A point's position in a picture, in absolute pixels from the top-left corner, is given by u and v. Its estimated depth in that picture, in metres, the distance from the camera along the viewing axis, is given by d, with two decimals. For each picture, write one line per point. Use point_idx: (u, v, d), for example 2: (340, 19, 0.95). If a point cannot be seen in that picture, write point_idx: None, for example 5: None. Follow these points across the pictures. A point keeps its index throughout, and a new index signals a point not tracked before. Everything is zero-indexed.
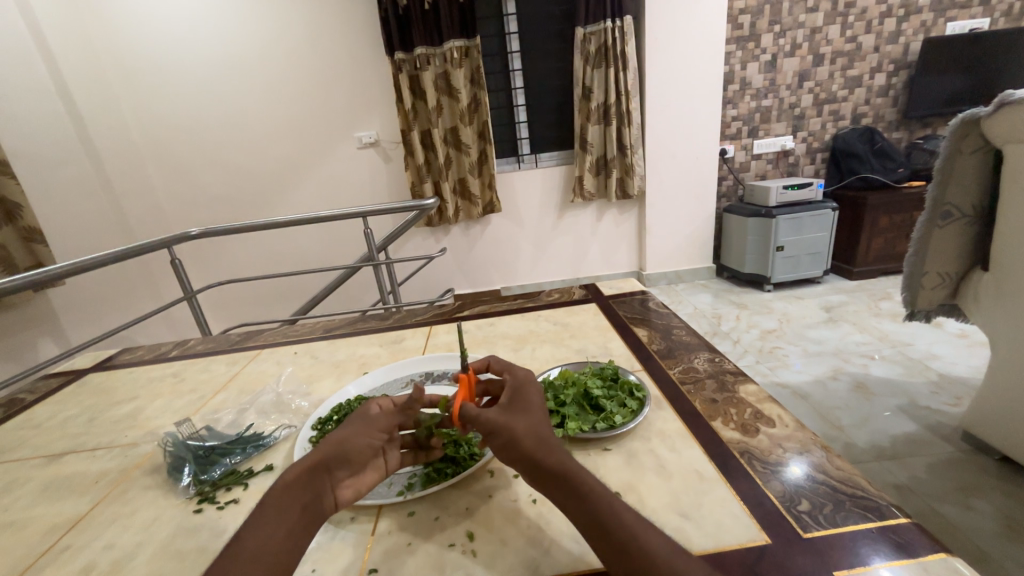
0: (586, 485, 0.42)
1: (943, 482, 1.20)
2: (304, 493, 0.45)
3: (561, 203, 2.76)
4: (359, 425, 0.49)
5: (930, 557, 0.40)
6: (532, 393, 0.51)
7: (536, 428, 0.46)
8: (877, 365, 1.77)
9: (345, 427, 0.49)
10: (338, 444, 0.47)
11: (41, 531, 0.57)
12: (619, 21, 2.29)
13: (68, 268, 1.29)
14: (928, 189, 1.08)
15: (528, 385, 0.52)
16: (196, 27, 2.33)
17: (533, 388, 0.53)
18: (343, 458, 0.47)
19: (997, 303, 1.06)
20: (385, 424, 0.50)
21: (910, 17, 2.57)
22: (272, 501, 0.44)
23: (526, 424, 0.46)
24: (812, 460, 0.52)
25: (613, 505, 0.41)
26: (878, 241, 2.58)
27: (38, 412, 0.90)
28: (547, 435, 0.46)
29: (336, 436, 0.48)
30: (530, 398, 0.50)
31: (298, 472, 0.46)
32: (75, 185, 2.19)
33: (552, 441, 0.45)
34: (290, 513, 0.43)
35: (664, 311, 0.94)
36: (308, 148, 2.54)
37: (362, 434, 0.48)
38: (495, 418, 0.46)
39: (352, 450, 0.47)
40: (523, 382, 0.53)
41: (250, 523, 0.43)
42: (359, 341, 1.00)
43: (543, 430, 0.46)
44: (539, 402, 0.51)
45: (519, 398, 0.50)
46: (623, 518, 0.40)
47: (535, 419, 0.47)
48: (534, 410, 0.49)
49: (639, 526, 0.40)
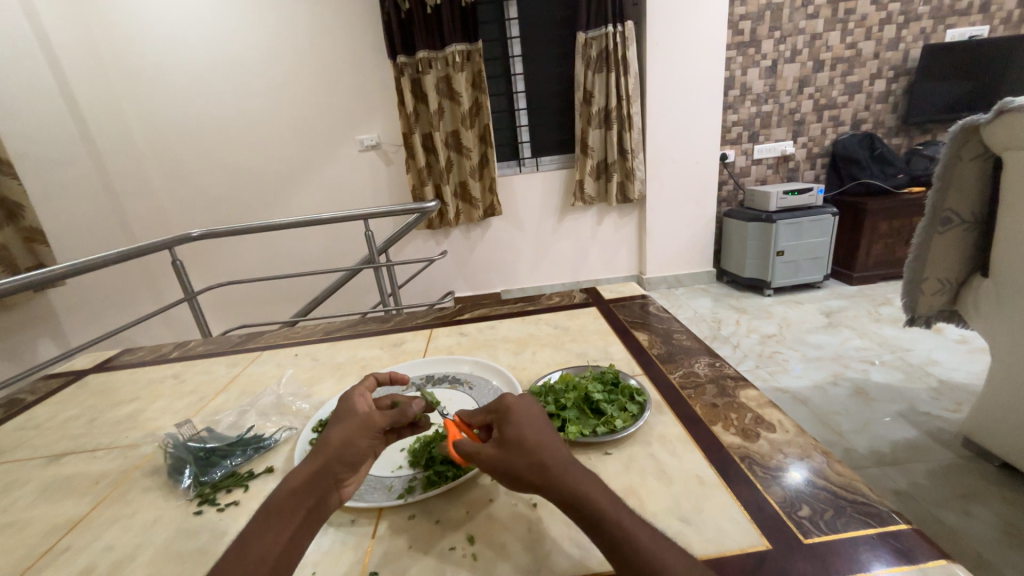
0: (598, 510, 0.40)
1: (944, 489, 1.19)
2: (311, 496, 0.45)
3: (562, 207, 2.77)
4: (357, 423, 0.50)
5: (932, 564, 0.40)
6: (519, 413, 0.47)
7: (533, 456, 0.43)
8: (877, 370, 1.77)
9: (342, 426, 0.49)
10: (340, 445, 0.48)
11: (41, 533, 0.57)
12: (620, 26, 2.30)
13: (68, 269, 1.29)
14: (928, 195, 1.09)
15: (511, 407, 0.48)
16: (199, 30, 2.34)
17: (521, 405, 0.49)
18: (346, 458, 0.47)
19: (996, 308, 1.06)
20: (382, 419, 0.51)
21: (910, 24, 2.58)
22: (277, 505, 0.44)
23: (521, 455, 0.44)
24: (812, 466, 0.52)
25: (628, 530, 0.39)
26: (878, 247, 2.58)
27: (38, 413, 0.90)
28: (547, 459, 0.43)
29: (336, 437, 0.48)
30: (522, 421, 0.46)
31: (304, 476, 0.46)
32: (77, 186, 2.20)
33: (554, 467, 0.42)
34: (296, 517, 0.43)
35: (665, 315, 0.94)
36: (309, 150, 2.55)
37: (362, 433, 0.49)
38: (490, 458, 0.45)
39: (354, 449, 0.48)
40: (506, 405, 0.49)
41: (253, 530, 0.42)
42: (360, 343, 1.00)
43: (542, 456, 0.43)
44: (528, 421, 0.47)
45: (509, 424, 0.47)
46: (639, 545, 0.39)
47: (530, 443, 0.44)
48: (525, 434, 0.45)
49: (656, 552, 0.38)
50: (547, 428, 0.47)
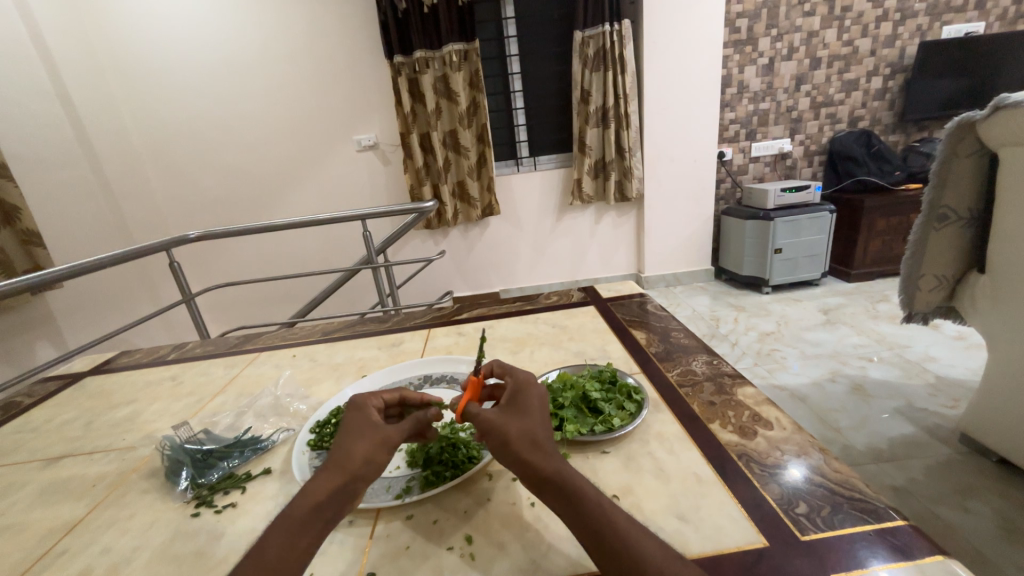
0: (577, 488, 0.42)
1: (941, 484, 1.20)
2: (330, 509, 0.45)
3: (560, 205, 2.76)
4: (379, 437, 0.49)
5: (927, 559, 0.40)
6: (531, 395, 0.51)
7: (532, 433, 0.46)
8: (875, 367, 1.77)
9: (360, 440, 0.48)
10: (363, 461, 0.47)
11: (38, 535, 0.57)
12: (617, 25, 2.30)
13: (66, 271, 1.29)
14: (925, 191, 1.09)
15: (527, 387, 0.52)
16: (195, 30, 2.33)
17: (534, 390, 0.52)
18: (367, 474, 0.47)
19: (994, 304, 1.06)
20: (400, 436, 0.50)
21: (906, 21, 2.58)
22: (297, 517, 0.44)
23: (521, 428, 0.46)
24: (809, 463, 0.52)
25: (603, 509, 0.41)
26: (876, 244, 2.59)
27: (35, 416, 0.90)
28: (543, 439, 0.46)
29: (360, 450, 0.48)
30: (528, 402, 0.50)
31: (326, 488, 0.45)
32: (74, 188, 2.19)
33: (547, 445, 0.45)
34: (315, 526, 0.44)
35: (662, 314, 0.94)
36: (307, 151, 2.55)
37: (385, 448, 0.48)
38: (491, 418, 0.47)
39: (377, 465, 0.48)
40: (523, 384, 0.52)
41: (273, 539, 0.42)
42: (358, 343, 1.00)
43: (539, 433, 0.46)
44: (537, 403, 0.50)
45: (518, 400, 0.50)
46: (611, 522, 0.40)
47: (532, 422, 0.47)
48: (531, 413, 0.48)
49: (631, 534, 0.39)
50: (543, 414, 0.50)
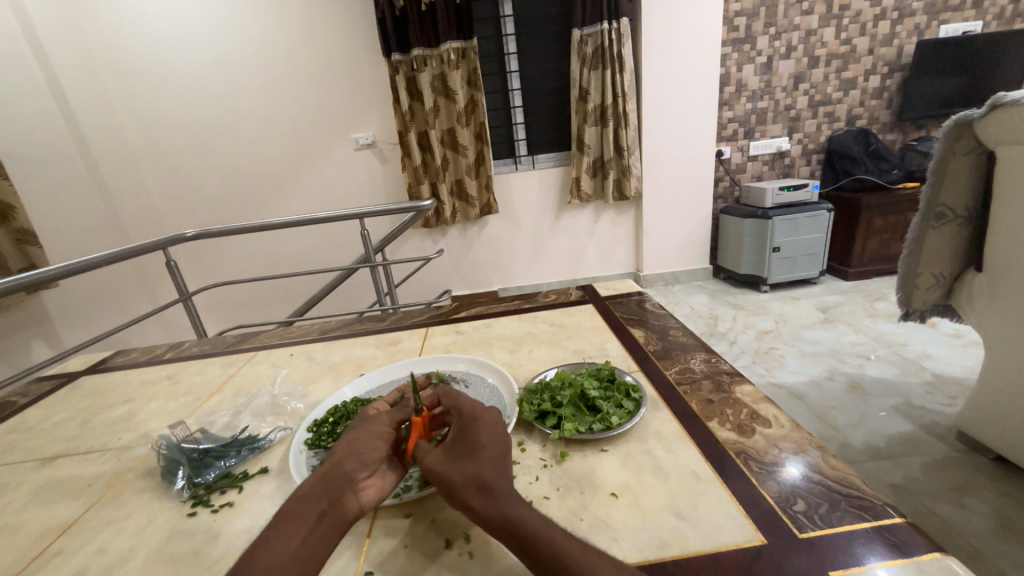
0: (529, 528, 0.42)
1: (939, 481, 1.20)
2: (322, 500, 0.46)
3: (559, 203, 2.76)
4: (365, 425, 0.52)
5: (925, 557, 0.40)
6: (482, 428, 0.50)
7: (480, 475, 0.46)
8: (872, 365, 1.78)
9: (350, 431, 0.52)
10: (347, 449, 0.49)
11: (34, 535, 0.57)
12: (615, 23, 2.30)
13: (60, 270, 1.27)
14: (922, 189, 1.10)
15: (476, 417, 0.52)
16: (191, 26, 2.32)
17: (487, 422, 0.52)
18: (354, 458, 0.48)
19: (990, 302, 1.07)
20: (391, 418, 0.53)
21: (904, 19, 2.59)
22: (290, 511, 0.45)
23: (465, 473, 0.46)
24: (807, 460, 0.52)
25: (558, 543, 0.40)
26: (874, 242, 2.59)
27: (30, 416, 0.90)
28: (490, 479, 0.45)
29: (344, 442, 0.50)
30: (479, 439, 0.49)
31: (311, 483, 0.47)
32: (70, 187, 2.17)
33: (496, 485, 0.45)
34: (309, 519, 0.44)
35: (661, 312, 0.94)
36: (305, 150, 2.54)
37: (371, 431, 0.51)
38: (431, 466, 0.48)
39: (365, 448, 0.49)
40: (476, 414, 0.53)
41: (265, 536, 0.43)
42: (356, 342, 0.99)
43: (488, 475, 0.46)
44: (488, 436, 0.50)
45: (469, 440, 0.49)
46: (567, 552, 0.40)
47: (480, 460, 0.47)
48: (480, 451, 0.48)
49: (591, 561, 0.39)
50: (501, 448, 0.49)
